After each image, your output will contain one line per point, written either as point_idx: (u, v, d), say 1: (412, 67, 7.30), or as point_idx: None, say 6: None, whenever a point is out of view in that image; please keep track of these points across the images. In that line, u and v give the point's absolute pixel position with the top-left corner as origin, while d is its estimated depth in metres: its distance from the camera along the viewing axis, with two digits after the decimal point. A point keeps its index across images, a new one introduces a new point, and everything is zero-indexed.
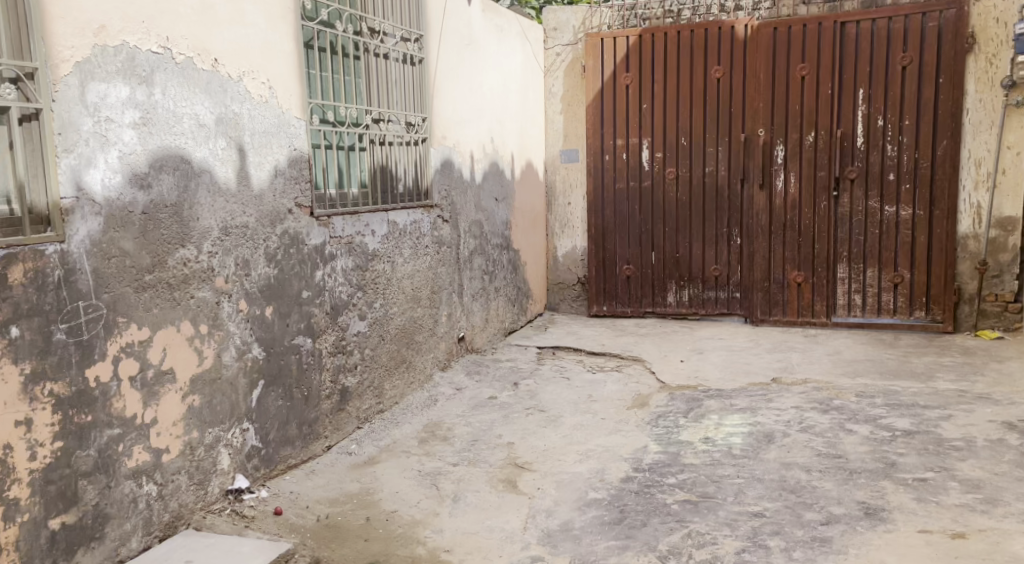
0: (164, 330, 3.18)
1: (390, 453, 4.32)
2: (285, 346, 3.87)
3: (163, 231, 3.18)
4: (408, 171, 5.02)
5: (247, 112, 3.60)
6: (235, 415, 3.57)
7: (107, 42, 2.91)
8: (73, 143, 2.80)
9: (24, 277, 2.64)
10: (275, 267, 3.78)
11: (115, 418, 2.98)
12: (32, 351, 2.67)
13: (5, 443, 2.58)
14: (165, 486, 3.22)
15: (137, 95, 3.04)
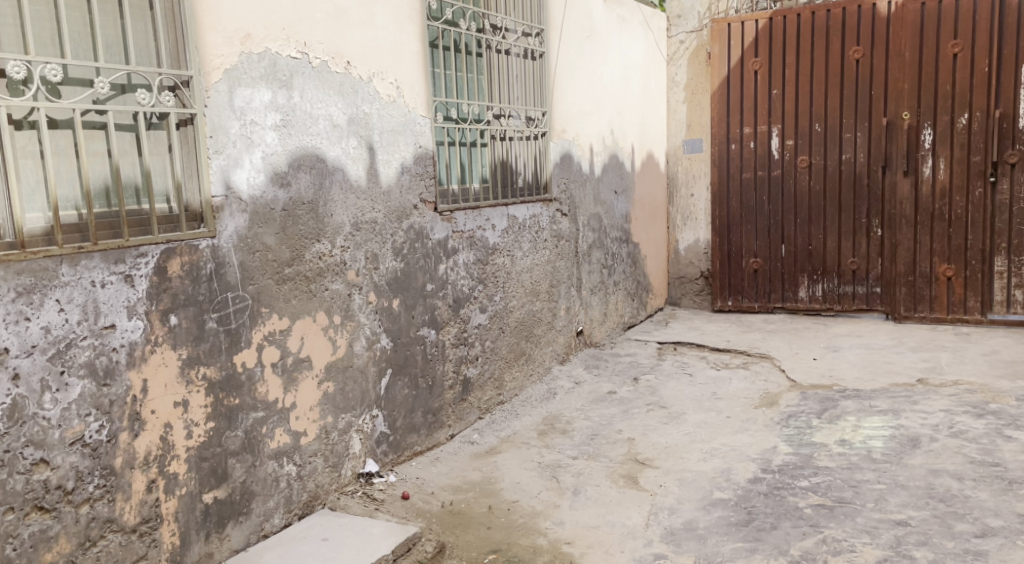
0: (302, 320, 3.35)
1: (510, 444, 4.39)
2: (411, 337, 4.00)
3: (302, 226, 3.35)
4: (528, 166, 5.06)
5: (376, 112, 3.73)
6: (366, 402, 3.73)
7: (252, 50, 3.09)
8: (222, 145, 3.00)
9: (181, 270, 2.85)
10: (402, 260, 3.91)
11: (259, 402, 3.18)
12: (188, 337, 2.88)
13: (166, 423, 2.82)
14: (303, 468, 3.40)
15: (278, 98, 3.21)
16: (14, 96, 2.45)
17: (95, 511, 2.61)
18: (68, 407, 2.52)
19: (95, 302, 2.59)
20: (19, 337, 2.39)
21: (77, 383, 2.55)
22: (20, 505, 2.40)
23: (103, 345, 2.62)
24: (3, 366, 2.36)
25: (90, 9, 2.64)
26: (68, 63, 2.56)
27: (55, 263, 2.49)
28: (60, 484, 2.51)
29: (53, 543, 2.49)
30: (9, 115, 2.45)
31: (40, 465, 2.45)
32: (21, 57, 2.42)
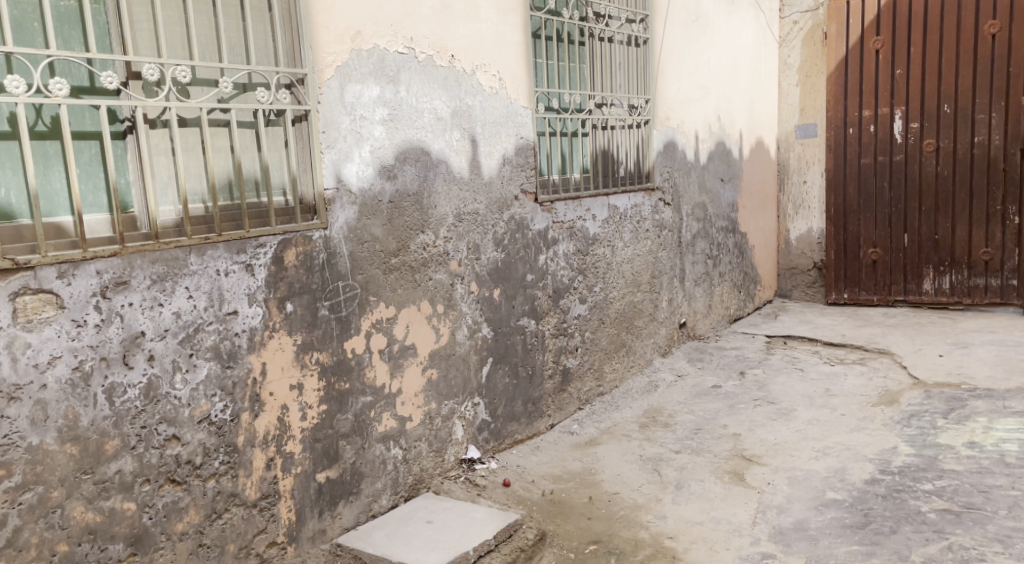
0: (407, 308, 3.45)
1: (610, 435, 4.38)
2: (511, 327, 4.04)
3: (407, 218, 3.44)
4: (629, 155, 5.01)
5: (479, 104, 3.78)
6: (468, 389, 3.80)
7: (362, 46, 3.20)
8: (334, 140, 3.12)
9: (296, 259, 2.99)
10: (502, 251, 3.95)
11: (368, 387, 3.30)
12: (303, 324, 3.03)
13: (283, 404, 2.97)
14: (408, 451, 3.51)
15: (386, 93, 3.31)
16: (149, 96, 2.69)
17: (221, 486, 2.78)
18: (197, 387, 2.70)
19: (220, 289, 2.75)
20: (154, 321, 2.58)
21: (204, 364, 2.72)
22: (155, 477, 2.60)
23: (227, 329, 2.78)
24: (141, 348, 2.55)
25: (215, 13, 2.80)
26: (196, 64, 2.72)
27: (184, 252, 2.66)
28: (189, 459, 2.69)
29: (184, 514, 2.68)
30: (144, 114, 2.65)
31: (172, 440, 2.64)
32: (155, 60, 2.60)
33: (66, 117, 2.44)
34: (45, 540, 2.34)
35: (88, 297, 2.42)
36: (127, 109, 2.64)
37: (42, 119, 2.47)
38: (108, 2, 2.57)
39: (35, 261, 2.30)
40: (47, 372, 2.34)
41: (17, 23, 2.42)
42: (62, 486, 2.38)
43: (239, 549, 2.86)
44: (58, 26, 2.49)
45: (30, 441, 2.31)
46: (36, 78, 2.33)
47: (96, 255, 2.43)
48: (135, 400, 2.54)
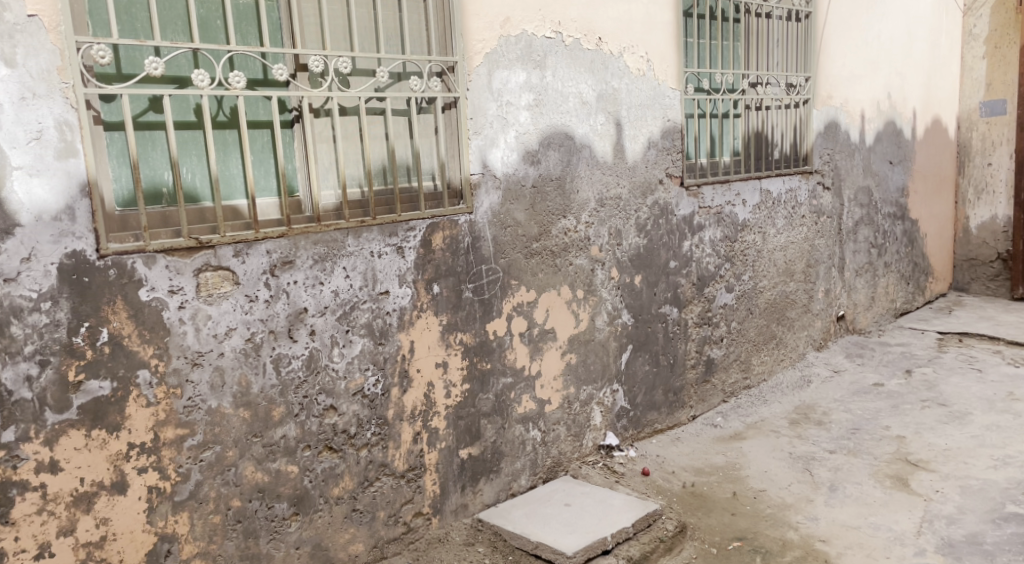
0: (547, 293, 3.45)
1: (757, 430, 4.21)
2: (653, 314, 3.97)
3: (550, 203, 3.41)
4: (785, 136, 4.75)
5: (625, 86, 3.70)
6: (607, 375, 3.77)
7: (511, 32, 3.19)
8: (481, 126, 3.12)
9: (443, 243, 3.04)
10: (645, 237, 3.87)
11: (508, 368, 3.34)
12: (448, 305, 3.09)
13: (429, 381, 3.07)
14: (547, 434, 3.54)
15: (532, 79, 3.28)
16: (314, 87, 2.80)
17: (372, 455, 2.94)
18: (352, 361, 2.85)
19: (373, 270, 2.86)
20: (315, 298, 2.73)
21: (359, 340, 2.86)
22: (315, 444, 2.79)
23: (379, 308, 2.90)
24: (304, 324, 2.72)
25: (374, 5, 2.88)
26: (356, 55, 2.80)
27: (343, 234, 2.78)
28: (345, 429, 2.85)
29: (340, 479, 2.86)
30: (309, 104, 2.77)
31: (330, 411, 2.81)
32: (320, 52, 2.71)
33: (242, 107, 2.59)
34: (221, 495, 2.58)
35: (259, 275, 2.60)
36: (295, 99, 2.77)
37: (223, 109, 2.64)
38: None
39: (215, 240, 2.49)
40: (224, 342, 2.54)
41: (203, 23, 2.62)
42: (236, 446, 2.60)
43: (388, 516, 3.01)
44: (238, 23, 2.67)
45: (210, 404, 2.53)
46: (218, 72, 2.49)
47: (266, 236, 2.60)
48: (298, 370, 2.72)
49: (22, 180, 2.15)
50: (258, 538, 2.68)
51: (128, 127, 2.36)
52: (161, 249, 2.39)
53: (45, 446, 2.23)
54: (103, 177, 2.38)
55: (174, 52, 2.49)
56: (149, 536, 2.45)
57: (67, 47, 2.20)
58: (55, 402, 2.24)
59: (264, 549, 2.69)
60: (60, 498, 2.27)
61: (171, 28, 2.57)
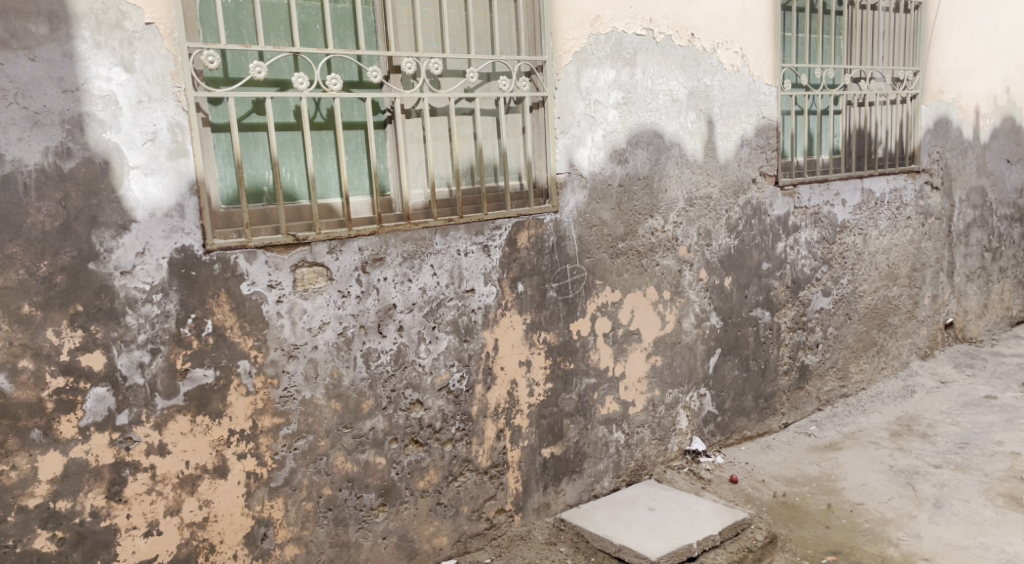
0: (633, 293, 3.40)
1: (854, 441, 4.03)
2: (743, 318, 3.86)
3: (637, 202, 3.37)
4: (890, 134, 4.53)
5: (718, 83, 3.61)
6: (694, 379, 3.69)
7: (601, 30, 3.16)
8: (568, 125, 3.11)
9: (529, 241, 3.05)
10: (736, 237, 3.76)
11: (592, 368, 3.32)
12: (532, 304, 3.10)
13: (512, 379, 3.09)
14: (631, 436, 3.50)
15: (621, 76, 3.25)
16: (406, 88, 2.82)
17: (456, 450, 2.98)
18: (438, 357, 2.89)
19: (460, 268, 2.90)
20: (404, 295, 2.78)
21: (445, 337, 2.90)
22: (402, 437, 2.85)
23: (465, 305, 2.93)
24: (392, 319, 2.78)
25: (466, 7, 2.90)
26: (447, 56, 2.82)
27: (430, 233, 2.82)
28: (430, 424, 2.91)
29: (425, 472, 2.92)
30: (401, 105, 2.79)
31: (416, 405, 2.87)
32: (412, 54, 2.73)
33: (338, 109, 2.64)
34: (313, 483, 2.67)
35: (351, 271, 2.67)
36: (388, 101, 2.80)
37: (320, 111, 2.69)
38: (376, 2, 2.76)
39: (311, 237, 2.57)
40: (318, 335, 2.63)
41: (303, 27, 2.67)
42: (328, 437, 2.69)
43: (472, 511, 3.05)
44: (336, 26, 2.72)
45: (304, 394, 2.63)
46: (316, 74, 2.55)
47: (358, 233, 2.66)
48: (387, 364, 2.79)
49: (138, 179, 2.29)
50: (347, 527, 2.76)
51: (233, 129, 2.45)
52: (262, 245, 2.49)
53: (154, 430, 2.37)
54: (211, 177, 2.48)
55: (276, 56, 2.57)
56: (247, 519, 2.56)
57: (180, 53, 2.33)
58: (164, 388, 2.37)
59: (353, 538, 2.78)
60: (168, 479, 2.41)
61: (274, 32, 2.64)
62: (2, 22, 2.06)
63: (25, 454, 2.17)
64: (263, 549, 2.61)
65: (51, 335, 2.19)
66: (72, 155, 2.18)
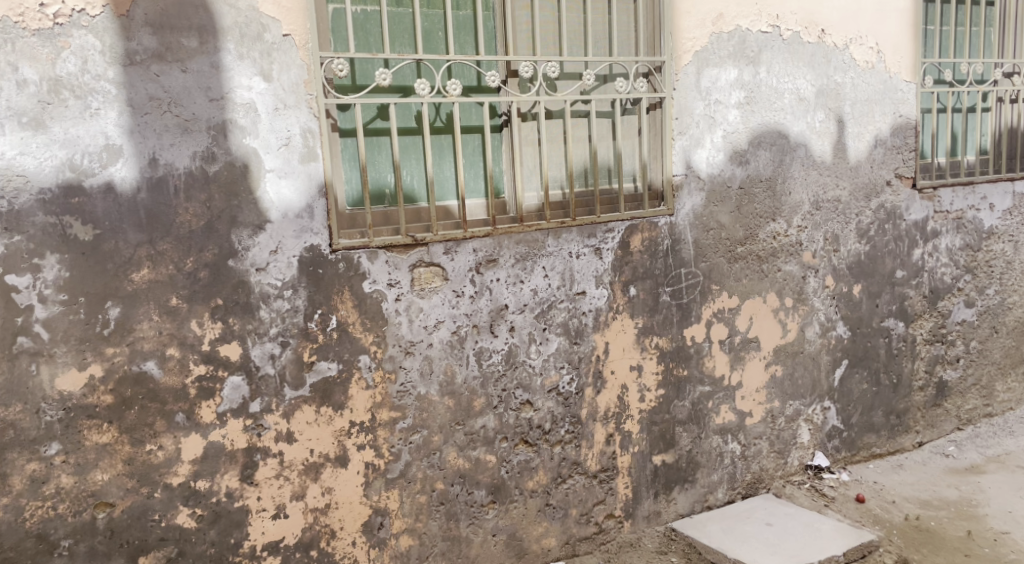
0: (751, 299, 3.28)
1: (999, 465, 3.73)
2: (873, 328, 3.64)
3: (758, 205, 3.25)
4: None
5: (850, 81, 3.43)
6: (817, 391, 3.52)
7: (723, 29, 3.07)
8: (687, 126, 3.04)
9: (642, 244, 3.01)
10: (867, 243, 3.56)
11: (707, 376, 3.23)
12: (645, 308, 3.05)
13: (623, 384, 3.05)
14: (748, 448, 3.38)
15: (744, 75, 3.14)
16: (523, 92, 2.84)
17: (566, 452, 2.98)
18: (548, 358, 2.90)
19: (571, 271, 2.89)
20: (516, 296, 2.81)
21: (555, 339, 2.91)
22: (512, 436, 2.88)
23: (576, 308, 2.92)
24: (504, 320, 2.81)
25: (585, 8, 2.89)
26: (565, 59, 2.82)
27: (543, 235, 2.83)
28: (540, 424, 2.92)
29: (535, 473, 2.93)
30: (518, 108, 2.82)
31: (526, 405, 2.89)
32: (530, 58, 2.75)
33: (456, 113, 2.69)
34: (427, 476, 2.75)
35: (466, 272, 2.72)
36: (505, 105, 2.83)
37: (439, 115, 2.75)
38: (497, 8, 2.79)
39: (429, 238, 2.64)
40: (433, 333, 2.70)
41: (426, 34, 2.73)
42: (441, 432, 2.75)
43: (581, 514, 3.04)
44: (457, 33, 2.77)
45: (419, 390, 2.70)
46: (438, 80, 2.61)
47: (474, 234, 2.71)
48: (498, 364, 2.82)
49: (272, 182, 2.43)
50: (459, 521, 2.82)
51: (360, 134, 2.54)
52: (383, 245, 2.58)
53: (283, 418, 2.51)
54: (337, 179, 2.59)
55: (401, 63, 2.63)
56: (364, 508, 2.67)
57: (313, 62, 2.45)
58: (292, 379, 2.51)
59: (463, 533, 2.83)
60: (294, 465, 2.54)
61: (399, 40, 2.70)
62: (159, 37, 2.24)
63: (170, 435, 2.36)
64: (379, 538, 2.70)
65: (194, 325, 2.36)
66: (216, 159, 2.35)
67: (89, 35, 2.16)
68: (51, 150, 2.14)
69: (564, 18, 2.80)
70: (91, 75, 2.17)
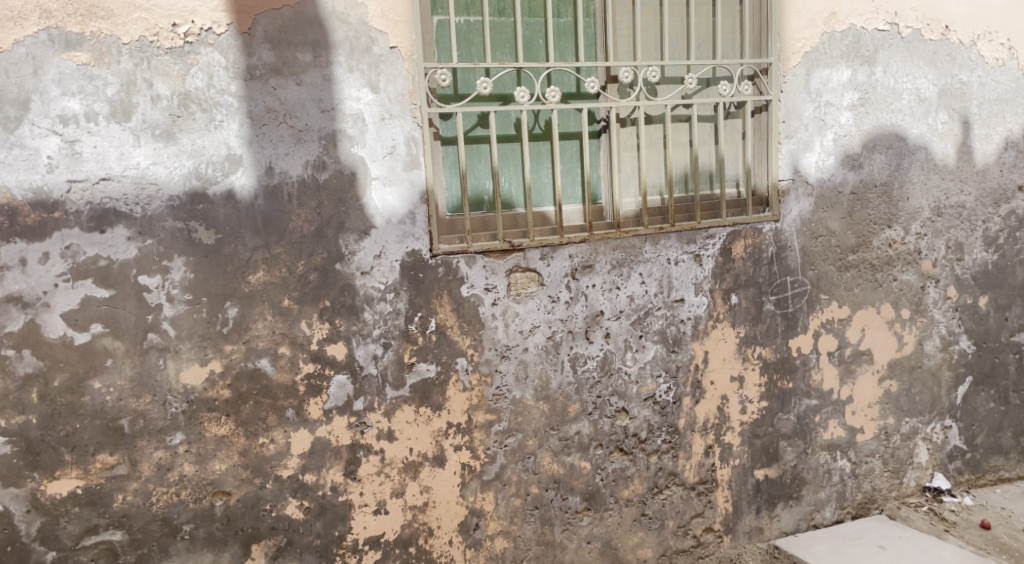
0: (863, 310, 3.13)
1: None
2: (1002, 343, 3.39)
3: (871, 211, 3.10)
4: None
5: (977, 79, 3.20)
6: (937, 409, 3.31)
7: (836, 28, 2.95)
8: (794, 130, 2.94)
9: (745, 251, 2.92)
10: (995, 251, 3.32)
11: (814, 389, 3.10)
12: (747, 317, 2.96)
13: (723, 394, 2.98)
14: (859, 466, 3.22)
15: (858, 76, 3.01)
16: (623, 97, 2.83)
17: (663, 462, 2.94)
18: (644, 366, 2.87)
19: (670, 277, 2.85)
20: (612, 302, 2.80)
21: (652, 346, 2.87)
22: (607, 444, 2.86)
23: (674, 316, 2.88)
24: (600, 326, 2.80)
25: (689, 11, 2.85)
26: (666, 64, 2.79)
27: (641, 241, 2.80)
28: (636, 433, 2.89)
29: (630, 482, 2.90)
30: (617, 114, 2.81)
31: (622, 413, 2.87)
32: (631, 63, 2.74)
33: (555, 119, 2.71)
34: (522, 480, 2.77)
35: (562, 277, 2.73)
36: (604, 110, 2.82)
37: (538, 122, 2.77)
38: (598, 14, 2.78)
39: (526, 244, 2.67)
40: (529, 338, 2.73)
41: (527, 42, 2.76)
42: (535, 437, 2.77)
43: (678, 526, 2.99)
44: (558, 40, 2.79)
45: (514, 394, 2.73)
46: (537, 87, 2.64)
47: (570, 240, 2.72)
48: (593, 370, 2.81)
49: (377, 189, 2.52)
50: (553, 527, 2.83)
51: (460, 142, 2.60)
52: (481, 251, 2.63)
53: (384, 417, 2.59)
54: (438, 187, 2.66)
55: (502, 71, 2.67)
56: (461, 508, 2.72)
57: (418, 73, 2.53)
58: (393, 379, 2.59)
59: (558, 538, 2.84)
60: (395, 463, 2.62)
61: (500, 49, 2.74)
62: (277, 53, 2.37)
63: (281, 430, 2.48)
64: (475, 539, 2.75)
65: (304, 326, 2.48)
66: (326, 167, 2.46)
67: (215, 52, 2.32)
68: (179, 160, 2.31)
69: (666, 23, 2.77)
70: (216, 89, 2.33)
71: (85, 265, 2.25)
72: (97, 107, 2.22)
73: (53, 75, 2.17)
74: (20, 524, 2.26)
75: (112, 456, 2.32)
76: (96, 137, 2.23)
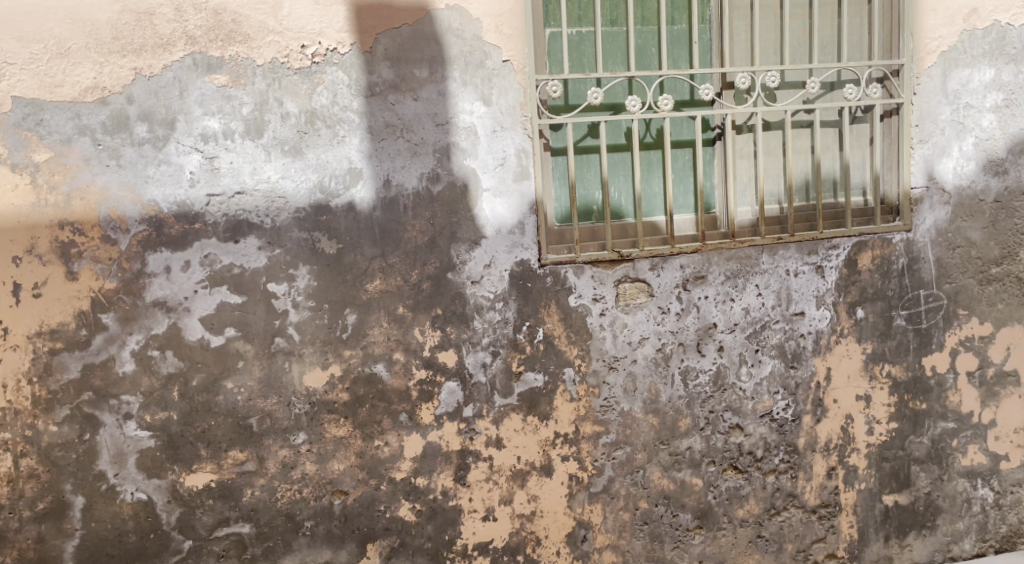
0: (1009, 327, 2.88)
1: None
2: None
3: (1018, 220, 2.85)
4: None
5: None
6: None
7: (977, 25, 2.74)
8: (928, 134, 2.76)
9: (872, 263, 2.76)
10: None
11: (951, 412, 2.88)
12: (874, 332, 2.79)
13: (848, 414, 2.82)
14: (1003, 496, 2.96)
15: (1003, 75, 2.78)
16: (739, 104, 2.75)
17: (780, 483, 2.81)
18: (760, 382, 2.76)
19: (788, 289, 2.73)
20: (726, 315, 2.71)
21: (769, 361, 2.76)
22: (720, 461, 2.77)
23: (793, 329, 2.75)
24: (712, 339, 2.72)
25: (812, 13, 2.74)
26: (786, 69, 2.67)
27: (757, 251, 2.70)
28: (751, 451, 2.78)
29: (745, 501, 2.80)
30: (732, 121, 2.74)
31: (736, 429, 2.77)
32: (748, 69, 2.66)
33: (667, 128, 2.67)
34: (631, 494, 2.72)
35: (672, 288, 2.67)
36: (719, 118, 2.76)
37: (649, 131, 2.74)
38: (714, 20, 2.72)
39: (635, 254, 2.63)
40: (638, 350, 2.68)
41: (639, 51, 2.74)
42: (645, 450, 2.72)
43: (797, 551, 2.85)
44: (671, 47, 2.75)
45: (623, 406, 2.69)
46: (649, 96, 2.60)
47: (681, 251, 2.66)
48: (705, 385, 2.73)
49: (488, 200, 2.56)
50: (663, 543, 2.77)
51: (570, 152, 2.60)
52: (589, 261, 2.62)
53: (493, 424, 2.62)
54: (548, 198, 2.67)
55: (613, 81, 2.66)
56: (569, 520, 2.70)
57: (529, 85, 2.56)
58: (502, 388, 2.62)
59: (668, 556, 2.77)
60: (503, 470, 2.64)
61: (612, 59, 2.73)
62: (396, 69, 2.46)
63: (395, 433, 2.56)
64: (583, 551, 2.73)
65: (417, 333, 2.55)
66: (440, 179, 2.53)
67: (339, 71, 2.43)
68: (305, 174, 2.44)
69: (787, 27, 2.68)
70: (340, 106, 2.44)
71: (221, 272, 2.41)
72: (234, 125, 2.38)
73: (196, 96, 2.35)
74: (161, 513, 2.44)
75: (242, 453, 2.47)
76: (233, 153, 2.39)
